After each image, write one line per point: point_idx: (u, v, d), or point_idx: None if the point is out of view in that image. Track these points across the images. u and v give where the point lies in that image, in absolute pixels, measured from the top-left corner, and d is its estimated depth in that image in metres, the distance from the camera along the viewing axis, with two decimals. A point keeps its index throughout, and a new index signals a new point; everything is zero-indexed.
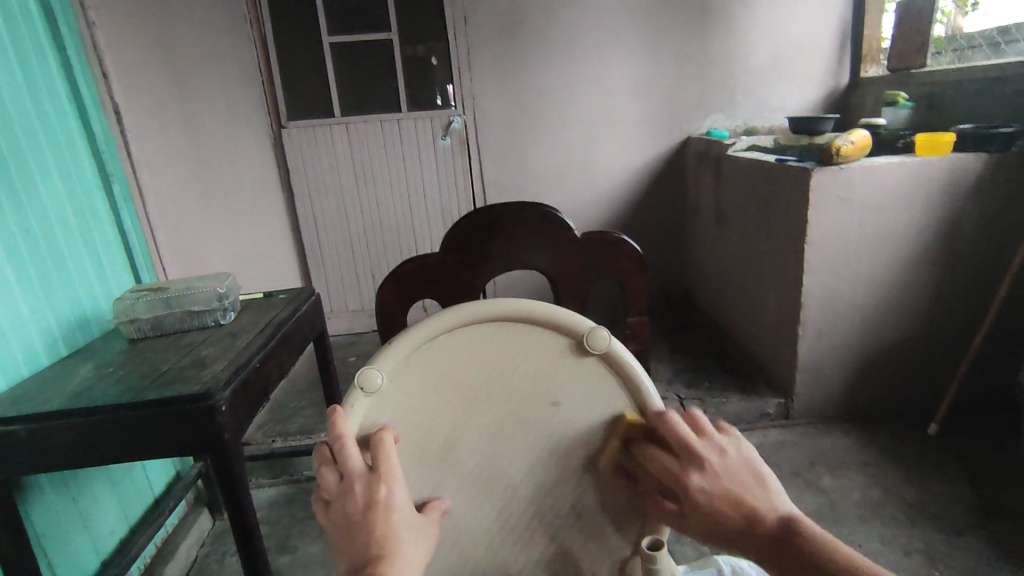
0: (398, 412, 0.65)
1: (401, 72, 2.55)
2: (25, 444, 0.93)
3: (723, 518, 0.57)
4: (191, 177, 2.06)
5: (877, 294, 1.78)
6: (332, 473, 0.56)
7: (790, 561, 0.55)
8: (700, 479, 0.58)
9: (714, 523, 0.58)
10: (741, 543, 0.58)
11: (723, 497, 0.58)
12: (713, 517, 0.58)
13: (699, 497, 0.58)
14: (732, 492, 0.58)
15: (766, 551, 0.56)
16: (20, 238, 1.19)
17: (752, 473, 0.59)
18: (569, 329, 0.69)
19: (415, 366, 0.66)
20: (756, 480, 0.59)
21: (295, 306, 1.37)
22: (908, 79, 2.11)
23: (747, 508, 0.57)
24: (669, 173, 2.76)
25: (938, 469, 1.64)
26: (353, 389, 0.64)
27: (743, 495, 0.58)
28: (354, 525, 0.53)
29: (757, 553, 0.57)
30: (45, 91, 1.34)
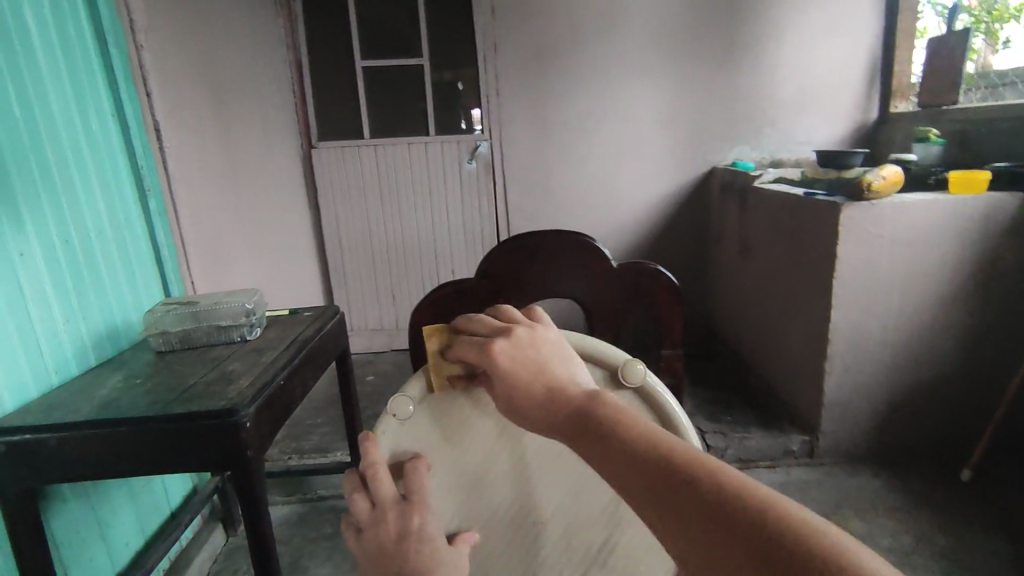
0: (430, 440, 0.65)
1: (430, 97, 2.60)
2: (53, 453, 0.94)
3: (523, 379, 0.52)
4: (225, 194, 2.10)
5: (906, 332, 1.74)
6: (363, 500, 0.56)
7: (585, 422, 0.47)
8: (499, 344, 0.55)
9: (513, 388, 0.53)
10: (542, 412, 0.50)
11: (525, 360, 0.54)
12: (510, 379, 0.53)
13: (497, 360, 0.54)
14: (537, 357, 0.54)
15: (560, 418, 0.49)
16: (59, 247, 1.22)
17: (555, 349, 0.56)
18: (602, 360, 0.69)
19: (448, 393, 0.67)
20: (559, 356, 0.55)
21: (320, 323, 1.37)
22: (939, 115, 2.09)
23: (548, 377, 0.52)
24: (693, 203, 2.75)
25: (970, 516, 1.58)
26: (386, 414, 0.64)
27: (550, 363, 0.54)
28: (389, 555, 0.53)
29: (552, 421, 0.49)
30: (92, 107, 1.39)
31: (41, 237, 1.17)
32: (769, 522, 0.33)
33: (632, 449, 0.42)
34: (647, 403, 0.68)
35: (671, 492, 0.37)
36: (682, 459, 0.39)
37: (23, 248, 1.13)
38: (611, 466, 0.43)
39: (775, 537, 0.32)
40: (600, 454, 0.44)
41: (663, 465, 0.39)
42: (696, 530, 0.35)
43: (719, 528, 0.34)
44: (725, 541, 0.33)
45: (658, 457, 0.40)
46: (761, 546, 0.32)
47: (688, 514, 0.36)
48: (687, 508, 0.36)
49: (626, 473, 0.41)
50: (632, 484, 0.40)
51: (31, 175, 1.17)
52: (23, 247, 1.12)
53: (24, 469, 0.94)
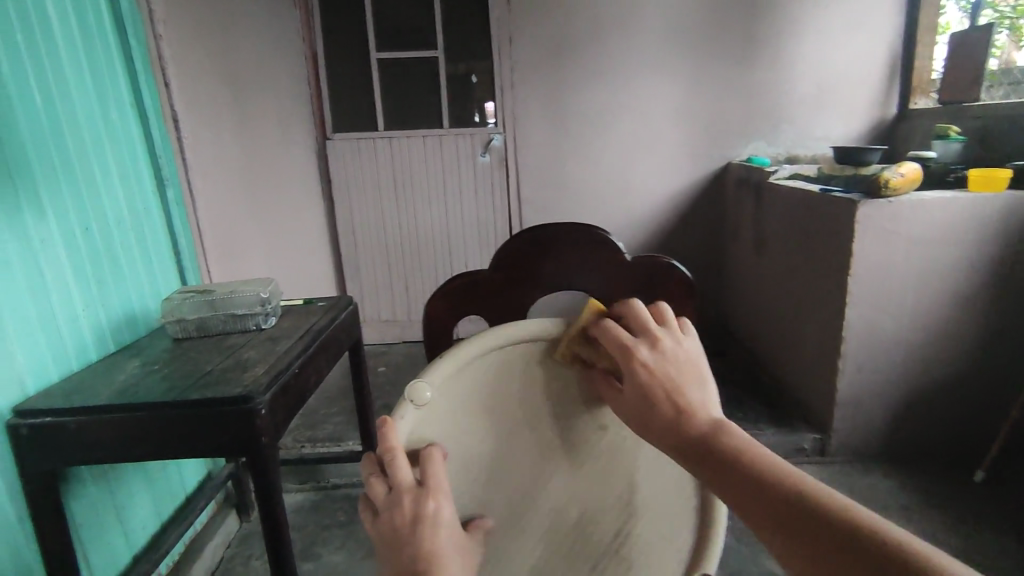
0: (442, 429, 0.64)
1: (444, 89, 2.59)
2: (73, 435, 0.96)
3: (657, 393, 0.55)
4: (241, 185, 2.12)
5: (921, 331, 1.72)
6: (380, 484, 0.57)
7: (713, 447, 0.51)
8: (645, 353, 0.57)
9: (646, 398, 0.56)
10: (668, 428, 0.54)
11: (665, 375, 0.56)
12: (647, 394, 0.55)
13: (637, 371, 0.57)
14: (676, 374, 0.56)
15: (686, 438, 0.53)
16: (78, 234, 1.24)
17: (695, 367, 0.57)
18: None
19: (465, 379, 0.67)
20: (698, 376, 0.56)
21: (333, 314, 1.39)
22: (960, 112, 2.06)
23: (681, 398, 0.54)
24: (708, 198, 2.74)
25: (984, 517, 1.57)
26: (403, 401, 0.62)
27: (685, 383, 0.56)
28: (402, 541, 0.53)
29: (676, 436, 0.53)
30: (112, 97, 1.40)
31: (61, 223, 1.19)
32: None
33: (775, 495, 0.45)
34: None
35: (823, 543, 0.42)
36: (836, 512, 0.43)
37: (44, 235, 1.15)
38: (738, 492, 0.48)
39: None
40: (727, 478, 0.49)
41: (815, 518, 0.43)
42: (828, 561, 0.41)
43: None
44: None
45: (805, 503, 0.44)
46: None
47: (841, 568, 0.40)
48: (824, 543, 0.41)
49: (771, 515, 0.45)
50: (760, 511, 0.46)
51: (52, 162, 1.19)
52: (43, 232, 1.14)
53: (46, 451, 0.96)
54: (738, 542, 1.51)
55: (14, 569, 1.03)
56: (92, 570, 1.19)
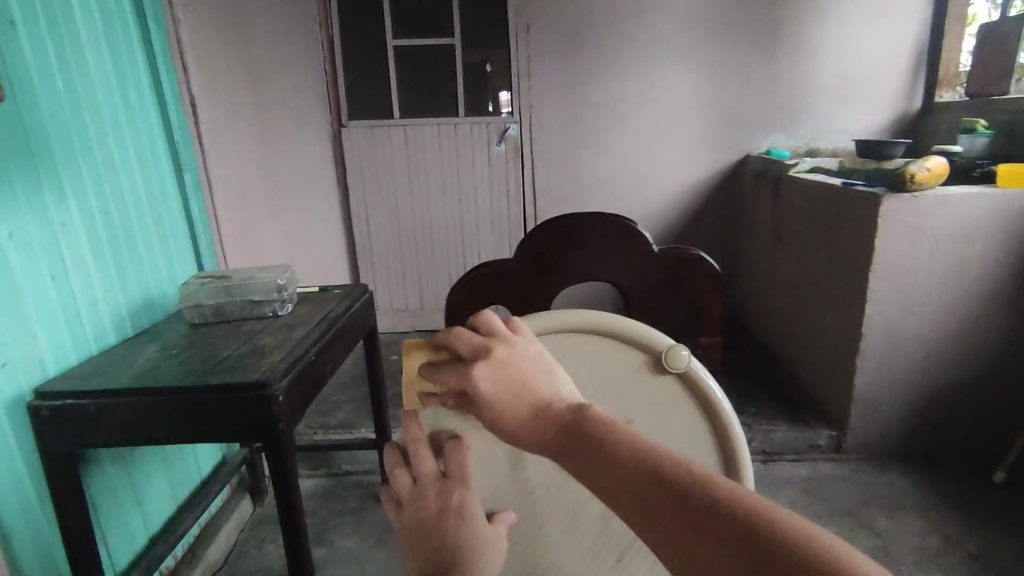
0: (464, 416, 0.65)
1: (460, 77, 2.57)
2: (92, 418, 0.96)
3: (508, 404, 0.52)
4: (257, 172, 2.12)
5: (943, 328, 1.69)
6: (405, 476, 0.65)
7: (579, 440, 0.48)
8: (482, 370, 0.52)
9: (501, 412, 0.52)
10: (530, 432, 0.51)
11: (509, 382, 0.52)
12: (497, 405, 0.52)
13: (480, 387, 0.53)
14: (519, 375, 0.53)
15: (551, 439, 0.50)
16: (98, 218, 1.24)
17: (537, 364, 0.54)
18: (647, 347, 0.69)
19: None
20: (542, 370, 0.54)
21: (349, 301, 1.38)
22: (987, 106, 2.01)
23: (533, 396, 0.52)
24: (725, 191, 2.70)
25: (1003, 519, 1.54)
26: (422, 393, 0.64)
27: (531, 380, 0.53)
28: (431, 528, 0.63)
29: (544, 437, 0.50)
30: (131, 81, 1.40)
31: (81, 207, 1.19)
32: (801, 551, 0.36)
33: (647, 476, 0.44)
34: (690, 388, 0.69)
35: (691, 515, 0.41)
36: (697, 483, 0.42)
37: (65, 219, 1.15)
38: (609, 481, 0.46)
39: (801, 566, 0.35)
40: (595, 470, 0.47)
41: (685, 496, 0.42)
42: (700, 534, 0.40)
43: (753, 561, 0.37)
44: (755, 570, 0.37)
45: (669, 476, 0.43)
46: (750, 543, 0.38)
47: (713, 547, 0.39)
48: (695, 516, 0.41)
49: (645, 499, 0.43)
50: (630, 498, 0.44)
51: (73, 145, 1.19)
52: (64, 216, 1.15)
53: (66, 432, 0.97)
54: None
55: (35, 548, 1.04)
56: (109, 550, 1.20)
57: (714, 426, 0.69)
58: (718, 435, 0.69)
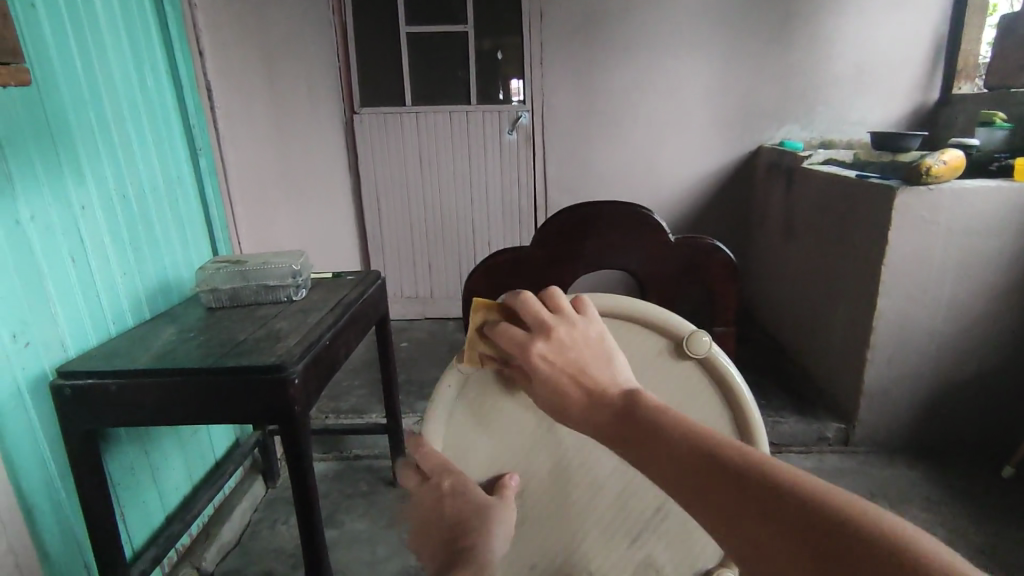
0: (472, 402, 0.68)
1: (472, 65, 2.56)
2: (112, 398, 0.99)
3: (566, 384, 0.54)
4: (270, 158, 2.14)
5: (956, 323, 1.69)
6: (413, 475, 0.70)
7: (633, 423, 0.50)
8: (541, 348, 0.56)
9: (557, 391, 0.54)
10: (584, 415, 0.53)
11: (567, 364, 0.55)
12: (555, 384, 0.55)
13: (538, 365, 0.56)
14: (578, 359, 0.55)
15: (605, 422, 0.51)
16: (117, 202, 1.26)
17: (599, 349, 0.56)
18: (668, 331, 0.70)
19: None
20: (602, 355, 0.55)
21: (362, 288, 1.40)
22: (1007, 98, 1.98)
23: (589, 380, 0.54)
24: (737, 182, 2.69)
25: (1010, 513, 1.55)
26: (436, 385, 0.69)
27: (589, 363, 0.55)
28: (436, 513, 0.68)
29: (597, 419, 0.52)
30: (148, 65, 1.41)
31: (100, 190, 1.21)
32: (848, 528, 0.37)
33: (693, 453, 0.46)
34: (710, 373, 0.70)
35: (749, 498, 0.42)
36: (757, 467, 0.43)
37: (84, 202, 1.17)
38: (666, 464, 0.47)
39: (846, 536, 0.37)
40: (650, 454, 0.48)
41: (732, 474, 0.43)
42: (758, 515, 0.41)
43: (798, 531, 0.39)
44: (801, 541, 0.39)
45: (727, 460, 0.44)
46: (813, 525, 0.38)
47: (770, 531, 0.40)
48: (750, 499, 0.42)
49: (692, 476, 0.45)
50: (684, 479, 0.45)
51: (91, 129, 1.20)
52: (83, 199, 1.16)
53: (87, 411, 0.99)
54: None
55: (57, 524, 1.07)
56: (128, 527, 1.23)
57: (734, 411, 0.70)
58: (737, 420, 0.70)
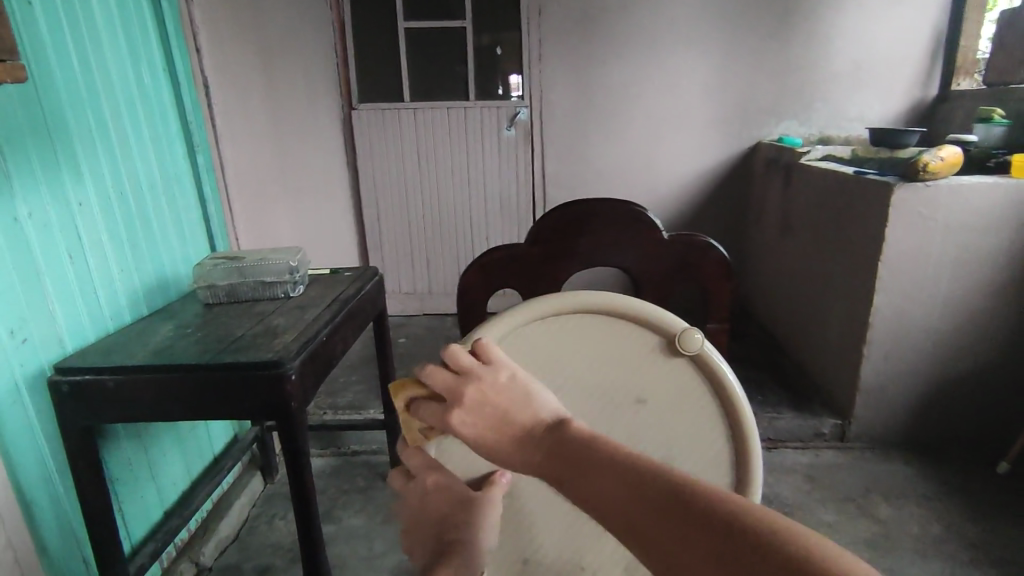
0: None
1: (471, 61, 2.56)
2: (109, 394, 0.99)
3: (489, 442, 0.46)
4: (267, 154, 2.13)
5: (952, 319, 1.69)
6: (398, 477, 0.68)
7: (561, 460, 0.43)
8: (456, 419, 0.48)
9: (484, 453, 0.47)
10: (513, 465, 0.46)
11: (486, 419, 0.47)
12: (481, 448, 0.47)
13: (461, 433, 0.48)
14: (498, 409, 0.47)
15: (533, 466, 0.44)
16: (114, 198, 1.26)
17: (515, 390, 0.48)
18: (661, 329, 0.71)
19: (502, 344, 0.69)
20: (521, 396, 0.47)
21: (360, 284, 1.40)
22: (1005, 94, 1.98)
23: (514, 428, 0.46)
24: (735, 178, 2.69)
25: (1004, 509, 1.56)
26: None
27: (511, 411, 0.47)
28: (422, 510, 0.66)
29: (528, 467, 0.45)
30: (145, 62, 1.41)
31: (97, 187, 1.21)
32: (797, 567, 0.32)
33: (624, 487, 0.40)
34: (703, 371, 0.70)
35: (688, 536, 0.36)
36: (695, 499, 0.37)
37: (82, 199, 1.17)
38: (596, 502, 0.40)
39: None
40: (579, 491, 0.41)
41: (667, 510, 0.37)
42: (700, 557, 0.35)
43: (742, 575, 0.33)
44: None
45: (660, 492, 0.38)
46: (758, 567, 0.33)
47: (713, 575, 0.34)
48: (690, 537, 0.36)
49: (624, 514, 0.39)
50: (619, 519, 0.39)
51: (88, 126, 1.20)
52: (81, 196, 1.16)
53: (84, 408, 1.00)
54: None
55: (56, 519, 1.08)
56: (126, 522, 1.24)
57: (726, 409, 0.70)
58: (728, 417, 0.70)
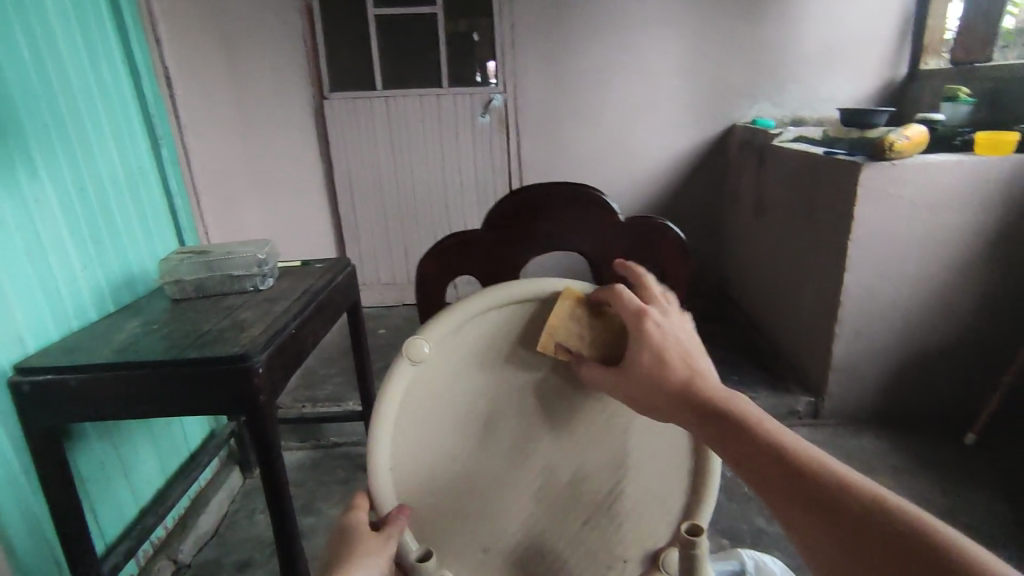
0: (428, 390, 0.66)
1: (443, 47, 2.53)
2: (73, 392, 0.97)
3: (668, 363, 0.58)
4: (236, 146, 2.09)
5: (920, 295, 1.72)
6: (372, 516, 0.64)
7: (719, 412, 0.54)
8: (656, 318, 0.61)
9: (658, 369, 0.58)
10: (672, 397, 0.57)
11: (673, 345, 0.59)
12: (661, 358, 0.58)
13: (650, 333, 0.60)
14: (684, 343, 0.60)
15: (696, 404, 0.55)
16: (74, 193, 1.23)
17: (692, 341, 0.60)
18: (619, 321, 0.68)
19: (460, 340, 0.67)
20: (696, 349, 0.60)
21: (331, 275, 1.39)
22: (970, 73, 2.01)
23: (693, 365, 0.58)
24: (710, 161, 2.70)
25: (969, 478, 1.60)
26: (401, 357, 0.64)
27: (690, 352, 0.59)
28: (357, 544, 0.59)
29: (687, 399, 0.56)
30: (102, 53, 1.38)
31: (54, 182, 1.18)
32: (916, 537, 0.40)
33: (772, 452, 0.50)
34: None
35: (822, 497, 0.45)
36: (833, 474, 0.47)
37: (38, 194, 1.14)
38: (745, 452, 0.51)
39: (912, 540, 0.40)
40: (732, 439, 0.52)
41: (807, 475, 0.47)
42: (828, 515, 0.44)
43: (866, 542, 0.42)
44: (861, 540, 0.42)
45: (799, 462, 0.48)
46: (878, 528, 0.42)
47: (837, 527, 0.44)
48: (821, 498, 0.45)
49: (767, 469, 0.49)
50: (762, 471, 0.50)
51: (42, 119, 1.17)
52: (38, 192, 1.14)
53: (48, 407, 0.98)
54: (729, 500, 1.54)
55: (23, 521, 1.06)
56: (98, 522, 1.22)
57: None
58: None
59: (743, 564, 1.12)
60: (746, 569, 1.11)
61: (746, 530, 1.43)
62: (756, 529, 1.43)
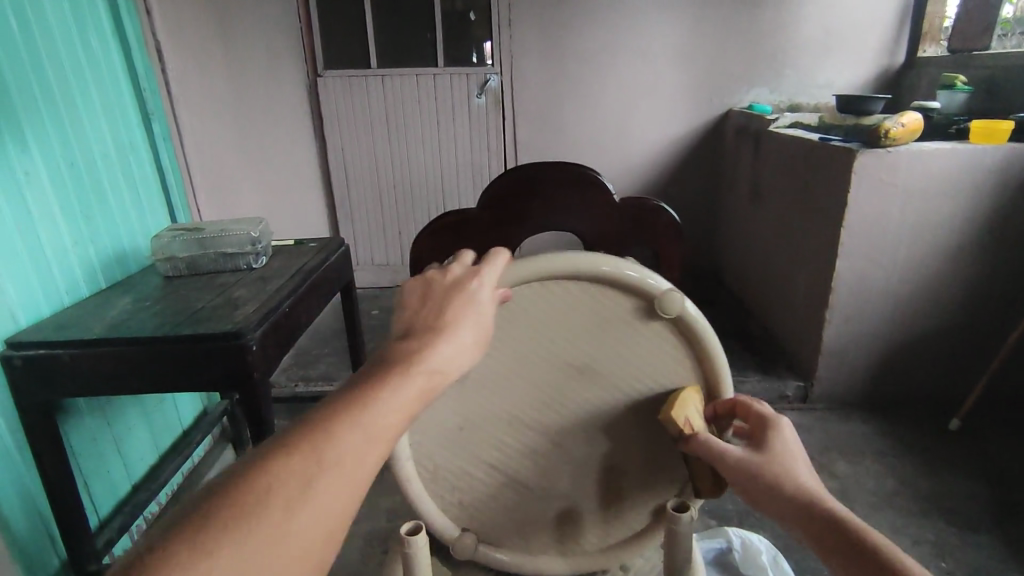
0: (544, 303, 0.62)
1: (439, 26, 2.49)
2: (67, 368, 0.97)
3: (786, 467, 0.55)
4: (228, 123, 2.07)
5: (912, 283, 1.74)
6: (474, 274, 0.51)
7: (834, 524, 0.50)
8: (787, 426, 0.59)
9: (774, 470, 0.55)
10: (784, 501, 0.53)
11: (792, 454, 0.57)
12: (780, 458, 0.56)
13: (782, 435, 0.58)
14: (804, 457, 0.57)
15: (808, 509, 0.52)
16: (64, 167, 1.22)
17: (806, 457, 0.57)
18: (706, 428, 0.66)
19: (645, 322, 0.63)
20: (811, 468, 0.57)
21: (324, 255, 1.38)
22: (967, 62, 2.01)
23: (808, 478, 0.55)
24: (706, 146, 2.69)
25: (953, 462, 1.63)
26: (667, 292, 0.61)
27: (805, 465, 0.56)
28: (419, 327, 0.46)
29: (803, 501, 0.52)
30: (91, 25, 1.35)
31: (43, 154, 1.16)
32: None
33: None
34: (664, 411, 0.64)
35: None
36: None
37: (28, 168, 1.12)
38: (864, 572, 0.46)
39: None
40: (854, 554, 0.48)
41: None
42: None
43: None
44: None
45: None
46: None
47: None
48: None
49: None
50: None
51: (29, 87, 1.15)
52: (28, 166, 1.12)
53: (42, 383, 0.98)
54: None
55: (18, 497, 1.07)
56: (91, 497, 1.23)
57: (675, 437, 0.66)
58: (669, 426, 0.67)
59: (729, 543, 1.14)
60: (733, 547, 1.14)
61: (733, 511, 1.46)
62: (744, 510, 1.46)
